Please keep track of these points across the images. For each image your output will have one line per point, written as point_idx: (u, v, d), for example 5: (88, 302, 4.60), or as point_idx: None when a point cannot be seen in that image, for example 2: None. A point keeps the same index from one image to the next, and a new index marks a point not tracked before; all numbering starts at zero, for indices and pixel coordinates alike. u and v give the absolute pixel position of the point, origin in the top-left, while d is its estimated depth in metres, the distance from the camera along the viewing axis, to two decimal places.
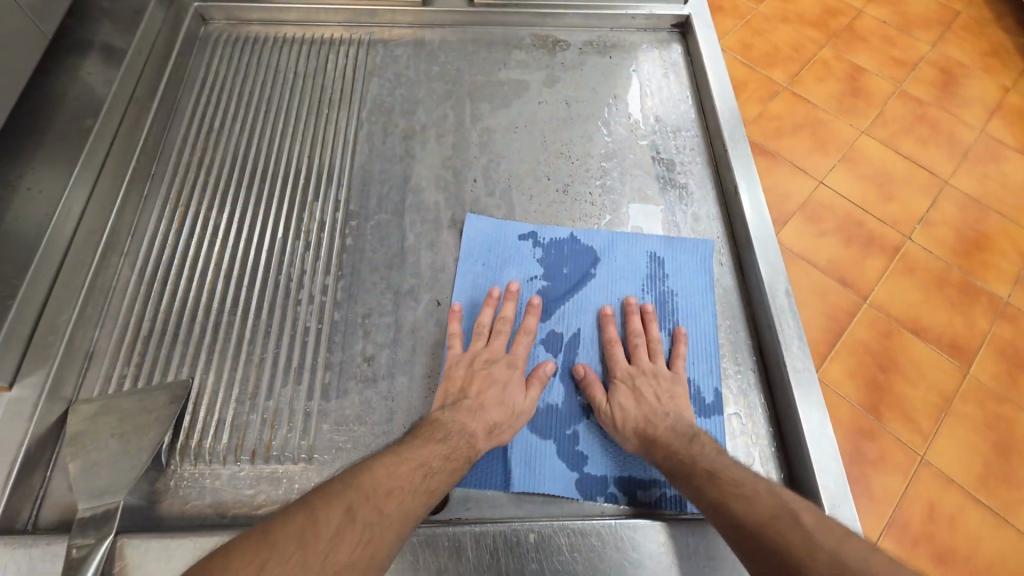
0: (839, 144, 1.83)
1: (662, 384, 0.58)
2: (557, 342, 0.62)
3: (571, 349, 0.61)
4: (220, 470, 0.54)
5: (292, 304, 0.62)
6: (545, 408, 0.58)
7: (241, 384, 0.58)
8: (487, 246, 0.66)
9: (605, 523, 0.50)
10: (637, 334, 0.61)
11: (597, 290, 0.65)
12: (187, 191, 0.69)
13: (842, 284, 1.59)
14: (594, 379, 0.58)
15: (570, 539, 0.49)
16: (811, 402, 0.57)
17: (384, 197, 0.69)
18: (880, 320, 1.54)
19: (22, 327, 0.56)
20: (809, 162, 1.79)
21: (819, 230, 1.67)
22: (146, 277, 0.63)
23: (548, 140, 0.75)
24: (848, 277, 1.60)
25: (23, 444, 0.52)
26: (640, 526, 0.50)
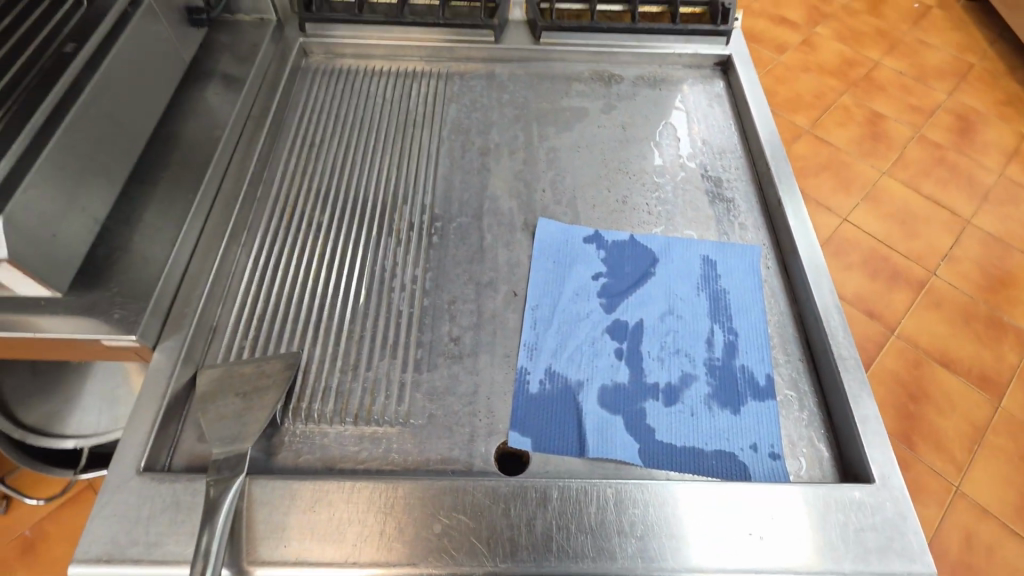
0: (862, 183, 1.91)
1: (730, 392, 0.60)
2: (621, 331, 0.68)
3: (635, 336, 0.68)
4: (327, 429, 0.61)
5: (387, 290, 0.70)
6: (613, 386, 0.64)
7: (343, 357, 0.65)
8: (557, 247, 0.75)
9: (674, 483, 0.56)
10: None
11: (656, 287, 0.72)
12: (294, 193, 0.78)
13: (869, 315, 1.64)
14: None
15: (644, 495, 0.55)
16: (857, 385, 0.63)
17: (464, 204, 0.79)
18: (908, 351, 1.57)
19: (163, 301, 0.64)
20: (834, 199, 1.87)
21: (846, 263, 1.74)
22: (260, 265, 0.72)
23: (608, 159, 0.84)
24: (876, 309, 1.65)
25: (163, 397, 0.60)
26: (707, 487, 0.55)
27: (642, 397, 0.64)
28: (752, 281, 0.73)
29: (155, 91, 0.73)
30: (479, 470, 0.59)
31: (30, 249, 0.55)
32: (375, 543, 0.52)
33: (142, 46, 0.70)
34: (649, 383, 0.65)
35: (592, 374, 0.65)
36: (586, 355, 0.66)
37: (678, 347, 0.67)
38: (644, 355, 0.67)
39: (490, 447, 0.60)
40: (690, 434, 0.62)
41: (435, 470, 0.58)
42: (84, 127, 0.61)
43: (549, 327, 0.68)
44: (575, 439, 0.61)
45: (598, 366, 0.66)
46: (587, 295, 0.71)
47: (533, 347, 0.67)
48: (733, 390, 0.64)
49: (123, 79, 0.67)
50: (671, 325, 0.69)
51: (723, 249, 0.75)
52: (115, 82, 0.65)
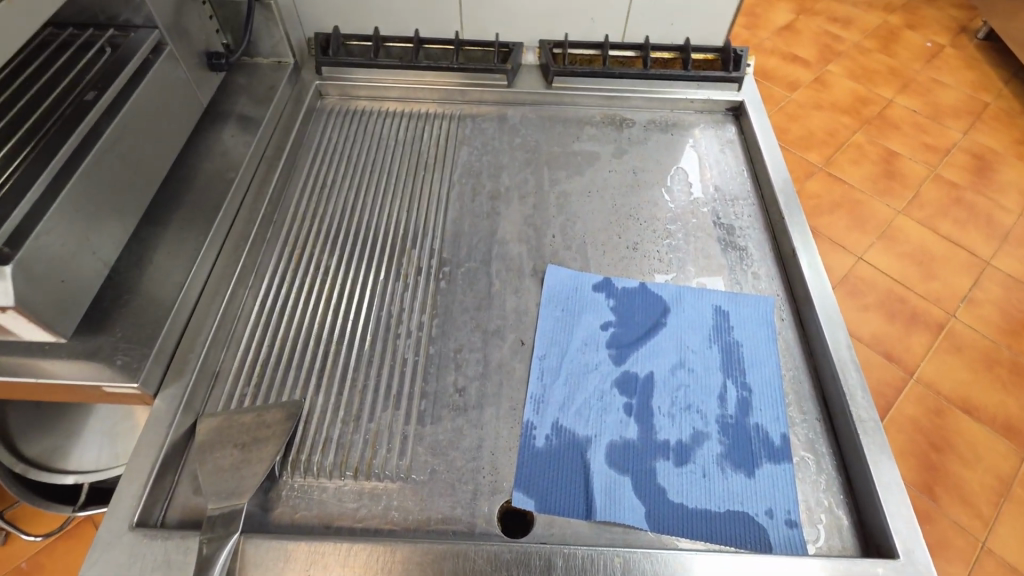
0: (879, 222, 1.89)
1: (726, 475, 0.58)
2: (631, 383, 0.66)
3: (645, 390, 0.66)
4: (326, 484, 0.59)
5: (392, 337, 0.69)
6: (622, 443, 0.62)
7: (346, 406, 0.64)
8: (566, 294, 0.73)
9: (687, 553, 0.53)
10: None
11: (667, 338, 0.70)
12: (303, 235, 0.79)
13: (890, 358, 1.59)
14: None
15: (654, 565, 0.52)
16: (877, 450, 0.60)
17: (471, 248, 0.78)
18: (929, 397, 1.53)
19: (168, 346, 0.64)
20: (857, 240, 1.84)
21: (861, 304, 1.70)
22: (266, 309, 0.72)
23: (619, 204, 0.84)
24: (899, 353, 1.60)
25: (161, 447, 0.58)
26: (721, 559, 0.52)
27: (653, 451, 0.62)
28: (765, 334, 0.71)
29: (173, 135, 0.74)
30: (481, 532, 0.56)
31: (39, 294, 0.55)
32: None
33: (161, 90, 0.71)
34: (659, 440, 0.62)
35: (600, 429, 0.63)
36: (594, 408, 0.64)
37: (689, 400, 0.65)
38: (654, 410, 0.64)
39: (492, 507, 0.58)
40: (702, 497, 0.59)
41: (435, 530, 0.56)
42: (102, 171, 0.62)
43: (556, 378, 0.67)
44: (581, 500, 0.58)
45: (606, 420, 0.64)
46: (596, 345, 0.69)
47: (540, 398, 0.65)
48: (748, 450, 0.62)
49: (140, 123, 0.68)
50: (683, 379, 0.67)
51: (736, 300, 0.73)
52: (131, 126, 0.66)
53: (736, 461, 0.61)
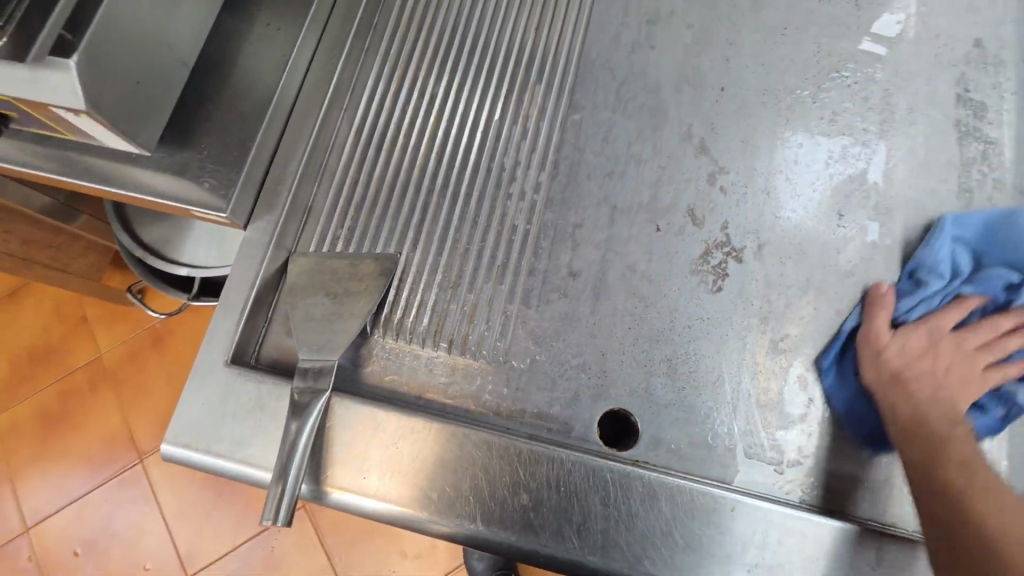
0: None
1: (750, 364, 0.52)
2: (787, 227, 0.55)
3: (807, 232, 0.55)
4: (419, 352, 0.55)
5: (503, 196, 0.58)
6: (761, 318, 0.53)
7: (445, 270, 0.56)
8: (722, 113, 0.59)
9: (800, 510, 0.48)
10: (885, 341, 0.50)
11: (829, 167, 0.57)
12: (408, 50, 0.63)
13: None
14: (661, 328, 0.53)
15: (757, 523, 0.48)
16: None
17: (609, 93, 0.61)
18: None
19: (256, 172, 0.57)
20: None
21: None
22: (361, 140, 0.61)
23: (824, 53, 0.60)
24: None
25: (252, 289, 0.55)
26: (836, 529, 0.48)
27: (855, 37, 0.61)
28: (944, 147, 0.57)
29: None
30: (579, 436, 0.51)
31: (115, 88, 0.46)
32: (458, 503, 0.49)
33: None
34: (815, 313, 0.53)
35: (741, 322, 0.53)
36: (719, 302, 0.54)
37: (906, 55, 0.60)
38: (817, 267, 0.54)
39: (595, 413, 0.52)
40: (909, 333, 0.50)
41: (527, 425, 0.52)
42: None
43: (664, 284, 0.54)
44: (699, 430, 0.51)
45: (743, 319, 0.53)
46: (757, 245, 0.55)
47: (673, 303, 0.54)
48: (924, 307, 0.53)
49: None
50: (851, 220, 0.55)
51: (900, 101, 0.58)
52: None
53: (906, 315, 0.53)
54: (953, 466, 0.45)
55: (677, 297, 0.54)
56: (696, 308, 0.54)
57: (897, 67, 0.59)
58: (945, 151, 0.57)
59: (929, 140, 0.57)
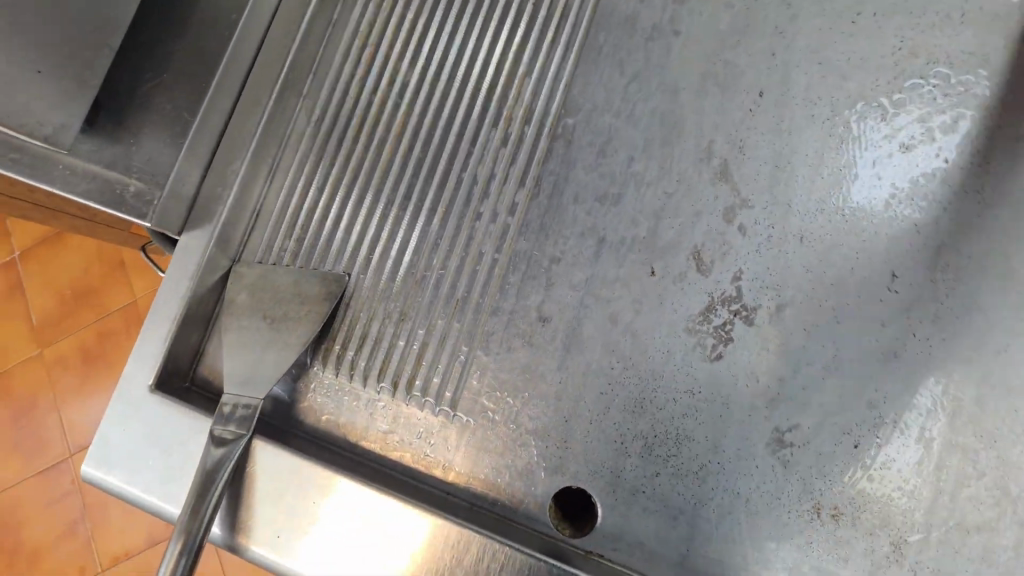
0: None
1: (744, 455, 0.43)
2: (818, 286, 0.44)
3: (845, 296, 0.43)
4: (359, 392, 0.48)
5: (471, 215, 0.49)
6: (767, 399, 0.43)
7: (397, 299, 0.49)
8: (754, 126, 0.46)
9: None
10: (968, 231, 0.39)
11: (888, 210, 0.44)
12: (380, 26, 0.53)
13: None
14: (638, 399, 0.44)
15: None
16: None
17: (614, 91, 0.49)
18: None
19: (194, 170, 0.50)
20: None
21: None
22: (320, 134, 0.52)
23: (909, 50, 0.45)
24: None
25: (180, 304, 0.49)
26: None
27: (954, 29, 0.45)
28: None
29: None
30: (527, 511, 0.44)
31: None
32: None
33: None
34: (839, 403, 0.42)
35: (740, 401, 0.43)
36: (716, 374, 0.44)
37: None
38: (852, 341, 0.43)
39: (549, 488, 0.44)
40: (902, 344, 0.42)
41: (470, 492, 0.45)
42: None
43: (650, 343, 0.45)
44: (669, 528, 0.43)
45: (743, 398, 0.43)
46: (775, 306, 0.44)
47: (659, 368, 0.44)
48: (981, 404, 0.41)
49: None
50: (908, 285, 0.43)
51: (1000, 126, 0.44)
52: None
53: (957, 414, 0.41)
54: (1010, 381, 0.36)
55: (664, 361, 0.44)
56: (690, 377, 0.44)
57: (1005, 75, 0.44)
58: None
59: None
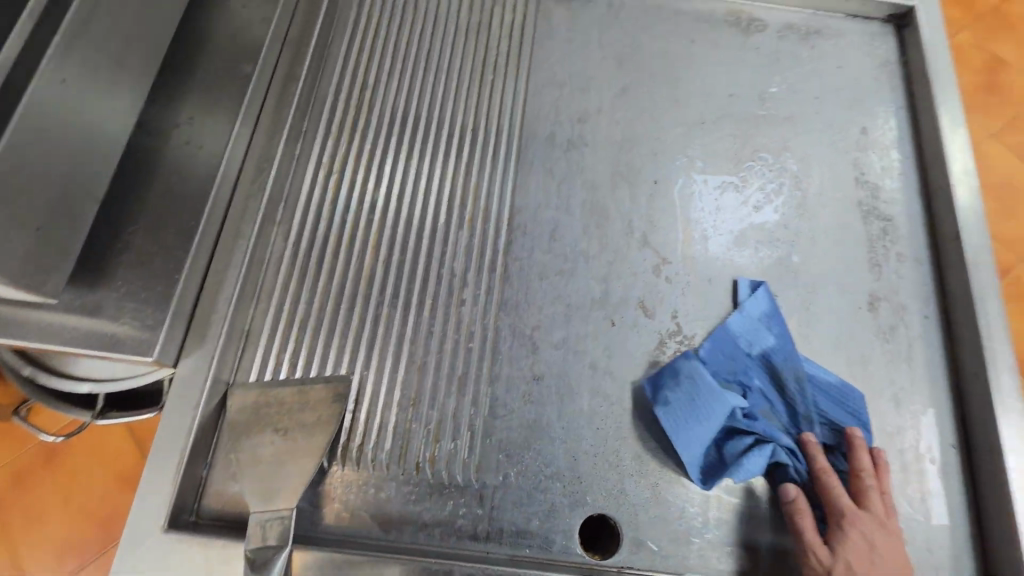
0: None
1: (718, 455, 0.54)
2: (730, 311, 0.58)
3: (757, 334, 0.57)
4: (384, 481, 0.51)
5: (456, 302, 0.57)
6: None
7: (403, 387, 0.54)
8: (656, 205, 0.62)
9: None
10: (868, 473, 0.50)
11: (758, 251, 0.61)
12: (342, 157, 0.62)
13: (1001, 239, 1.18)
14: (627, 429, 0.54)
15: None
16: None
17: (549, 190, 0.63)
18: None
19: (185, 303, 0.52)
20: (957, 37, 1.33)
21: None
22: (301, 253, 0.58)
23: (740, 145, 0.66)
24: (1013, 222, 1.19)
25: (189, 434, 0.49)
26: None
27: (762, 129, 0.67)
28: (853, 225, 0.63)
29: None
30: (559, 548, 0.50)
31: (22, 218, 0.42)
32: None
33: None
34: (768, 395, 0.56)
35: None
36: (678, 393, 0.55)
37: (811, 145, 0.66)
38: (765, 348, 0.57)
39: (574, 521, 0.51)
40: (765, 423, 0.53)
41: (507, 544, 0.50)
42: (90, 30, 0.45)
43: (626, 381, 0.55)
44: (678, 527, 0.51)
45: None
46: (705, 332, 0.58)
47: (637, 398, 0.55)
48: (856, 375, 0.57)
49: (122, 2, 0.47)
50: (788, 301, 0.59)
51: (809, 187, 0.64)
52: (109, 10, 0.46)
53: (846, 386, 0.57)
54: (863, 549, 0.48)
55: (639, 392, 0.55)
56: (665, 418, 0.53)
57: (802, 154, 0.66)
58: (853, 227, 0.63)
59: (838, 218, 0.63)
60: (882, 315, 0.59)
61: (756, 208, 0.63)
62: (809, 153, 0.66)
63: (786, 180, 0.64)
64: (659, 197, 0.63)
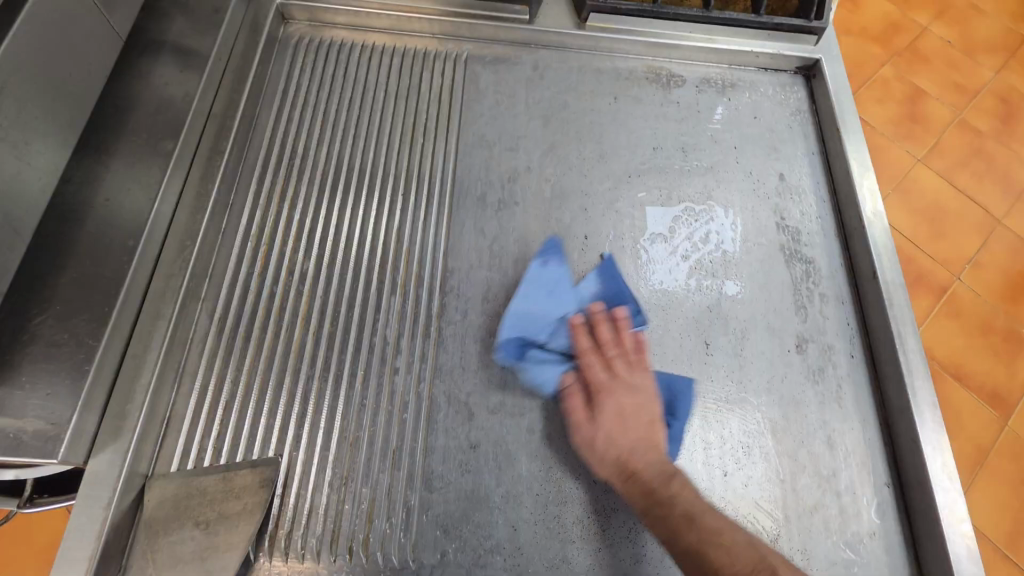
0: (947, 102, 1.40)
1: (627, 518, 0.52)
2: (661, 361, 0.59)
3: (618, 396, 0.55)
4: (315, 569, 0.49)
5: (389, 371, 0.56)
6: None
7: (334, 466, 0.52)
8: (586, 259, 0.63)
9: None
10: None
11: (688, 299, 0.62)
12: (269, 229, 0.61)
13: (934, 259, 1.24)
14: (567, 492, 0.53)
15: None
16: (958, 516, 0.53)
17: (481, 251, 0.63)
18: (978, 306, 1.20)
19: (98, 394, 0.49)
20: (878, 73, 1.43)
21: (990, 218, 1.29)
22: (226, 330, 0.56)
23: (666, 196, 0.68)
24: (943, 242, 1.25)
25: (100, 538, 0.46)
26: None
27: (686, 180, 0.69)
28: (777, 269, 0.65)
29: (88, 77, 0.53)
30: None
31: None
32: None
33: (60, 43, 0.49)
34: (703, 444, 0.56)
35: None
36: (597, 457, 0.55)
37: (733, 194, 0.69)
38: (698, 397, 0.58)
39: None
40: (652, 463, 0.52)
41: None
42: None
43: (564, 441, 0.55)
44: None
45: None
46: None
47: (575, 460, 0.54)
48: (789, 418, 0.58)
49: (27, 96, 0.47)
50: (718, 348, 0.60)
51: (734, 234, 0.66)
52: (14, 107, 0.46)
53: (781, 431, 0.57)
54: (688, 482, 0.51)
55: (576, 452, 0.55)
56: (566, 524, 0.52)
57: (725, 202, 0.68)
58: (777, 271, 0.65)
59: (762, 263, 0.65)
60: (809, 356, 0.61)
61: (683, 258, 0.65)
62: (731, 202, 0.68)
63: (713, 229, 0.67)
64: (589, 252, 0.64)
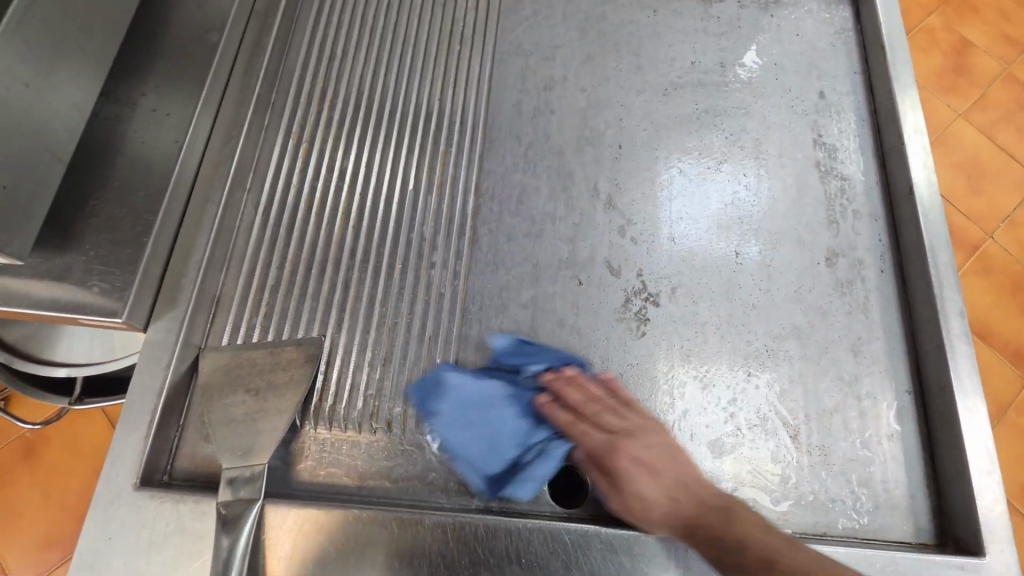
0: (996, 55, 1.34)
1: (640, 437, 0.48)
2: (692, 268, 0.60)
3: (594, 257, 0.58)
4: (355, 439, 0.52)
5: (425, 265, 0.58)
6: (684, 357, 0.57)
7: (373, 349, 0.55)
8: (621, 169, 0.64)
9: None
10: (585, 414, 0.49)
11: (722, 210, 0.63)
12: (311, 127, 0.62)
13: (966, 214, 1.21)
14: None
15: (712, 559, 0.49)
16: (976, 420, 0.54)
17: (516, 157, 0.64)
18: (1010, 263, 1.18)
19: (154, 267, 0.53)
20: (926, 20, 1.37)
21: None
22: (271, 219, 0.58)
23: (703, 110, 0.68)
24: (981, 199, 1.22)
25: (161, 394, 0.50)
26: None
27: (723, 96, 0.68)
28: (812, 184, 0.65)
29: None
30: (529, 500, 0.51)
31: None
32: None
33: None
34: (731, 346, 0.58)
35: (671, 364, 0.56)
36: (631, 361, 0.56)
37: (779, 104, 0.68)
38: (729, 304, 0.59)
39: None
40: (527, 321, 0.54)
41: (478, 494, 0.51)
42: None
43: (594, 337, 0.57)
44: None
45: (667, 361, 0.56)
46: (671, 289, 0.59)
47: (605, 354, 0.56)
48: (816, 327, 0.59)
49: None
50: (749, 258, 0.61)
51: (769, 149, 0.66)
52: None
53: (806, 338, 0.58)
54: (612, 429, 0.48)
55: (608, 348, 0.56)
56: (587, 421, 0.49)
57: (762, 119, 0.68)
58: (811, 187, 0.65)
59: (797, 180, 0.65)
60: (840, 270, 0.61)
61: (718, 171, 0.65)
62: (790, 104, 0.68)
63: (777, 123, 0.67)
64: (624, 161, 0.64)
